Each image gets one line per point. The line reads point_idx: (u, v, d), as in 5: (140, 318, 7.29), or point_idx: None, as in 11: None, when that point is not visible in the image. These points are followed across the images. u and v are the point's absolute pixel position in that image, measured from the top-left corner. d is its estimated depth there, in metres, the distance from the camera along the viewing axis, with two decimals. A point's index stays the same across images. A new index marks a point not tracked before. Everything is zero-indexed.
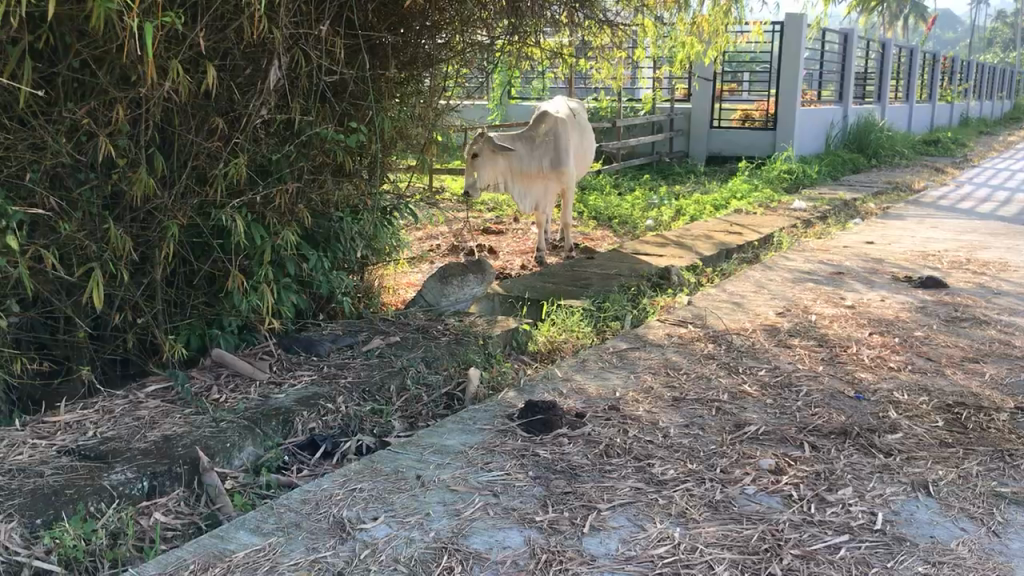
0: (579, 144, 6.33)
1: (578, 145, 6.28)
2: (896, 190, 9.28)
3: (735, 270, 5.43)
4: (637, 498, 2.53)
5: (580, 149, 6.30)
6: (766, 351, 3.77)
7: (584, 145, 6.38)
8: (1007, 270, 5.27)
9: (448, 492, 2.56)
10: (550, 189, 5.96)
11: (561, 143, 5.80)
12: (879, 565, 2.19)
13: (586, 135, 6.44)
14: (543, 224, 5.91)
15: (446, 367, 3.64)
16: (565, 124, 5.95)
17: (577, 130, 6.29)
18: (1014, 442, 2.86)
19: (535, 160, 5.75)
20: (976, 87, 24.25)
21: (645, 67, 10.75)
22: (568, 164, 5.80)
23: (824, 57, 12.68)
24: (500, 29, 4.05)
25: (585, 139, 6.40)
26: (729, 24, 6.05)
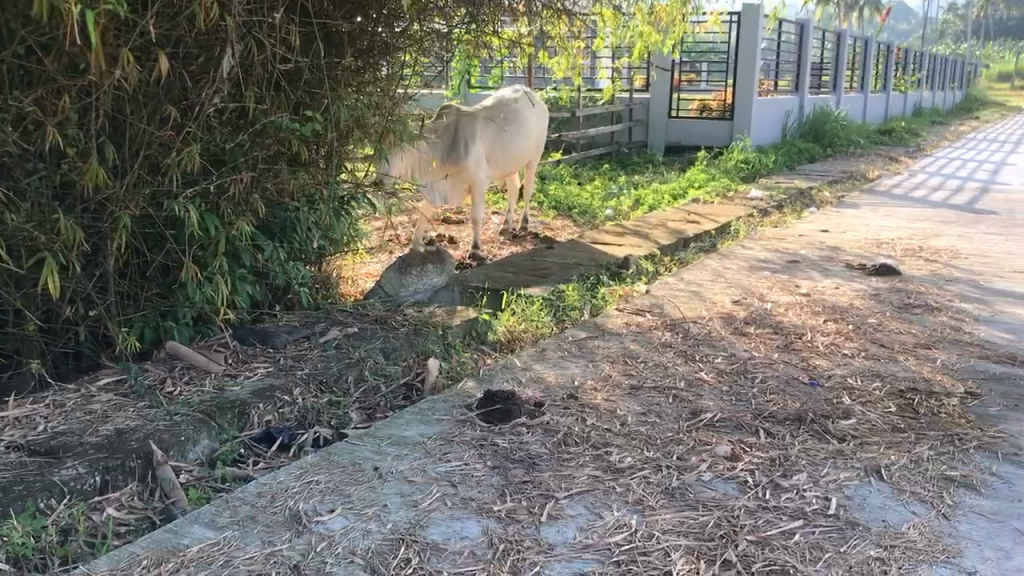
0: (499, 137, 5.80)
1: (496, 143, 5.78)
2: (853, 180, 9.39)
3: (693, 259, 5.48)
4: (595, 485, 2.54)
5: (496, 144, 5.77)
6: (721, 338, 3.80)
7: (508, 140, 5.92)
8: (958, 258, 5.36)
9: (405, 483, 2.54)
10: (456, 186, 5.46)
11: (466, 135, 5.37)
12: (833, 549, 2.21)
13: (514, 130, 5.96)
14: (462, 219, 5.36)
15: (405, 358, 3.62)
16: (471, 118, 5.53)
17: (494, 124, 5.77)
18: (964, 427, 2.91)
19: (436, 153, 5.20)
20: (929, 80, 24.67)
21: (604, 57, 10.73)
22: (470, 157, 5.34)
23: (781, 48, 12.78)
24: (457, 18, 4.12)
25: (507, 133, 5.88)
26: (686, 15, 6.05)
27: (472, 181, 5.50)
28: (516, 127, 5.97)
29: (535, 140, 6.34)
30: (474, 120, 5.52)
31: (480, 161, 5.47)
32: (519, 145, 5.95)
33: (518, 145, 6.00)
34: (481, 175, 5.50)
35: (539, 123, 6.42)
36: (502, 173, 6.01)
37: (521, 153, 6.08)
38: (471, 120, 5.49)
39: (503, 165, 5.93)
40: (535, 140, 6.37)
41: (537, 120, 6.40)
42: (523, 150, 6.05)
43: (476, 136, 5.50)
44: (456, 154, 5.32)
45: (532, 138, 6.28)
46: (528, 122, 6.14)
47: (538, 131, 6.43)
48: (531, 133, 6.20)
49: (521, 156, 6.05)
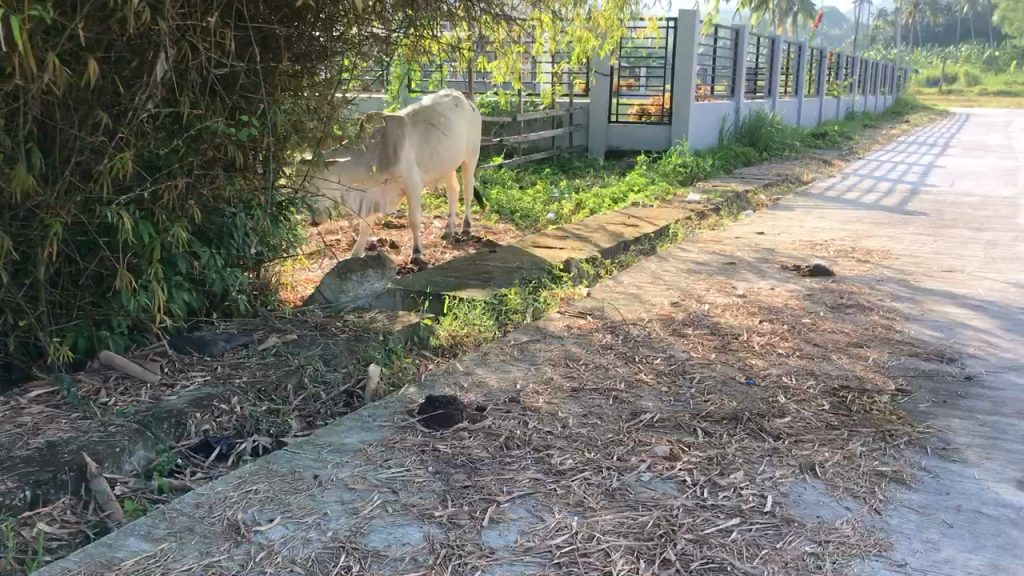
0: (431, 141, 5.63)
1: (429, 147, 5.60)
2: (787, 183, 9.57)
3: (633, 262, 5.53)
4: (536, 489, 2.55)
5: (429, 148, 5.59)
6: (661, 340, 3.84)
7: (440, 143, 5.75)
8: (889, 258, 5.50)
9: (346, 491, 2.53)
10: (389, 194, 5.29)
11: (397, 138, 5.19)
12: (769, 546, 2.25)
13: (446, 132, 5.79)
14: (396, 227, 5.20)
15: (345, 365, 3.59)
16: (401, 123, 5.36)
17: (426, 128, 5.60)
18: (895, 423, 2.98)
19: (364, 163, 5.03)
20: (860, 84, 25.25)
21: (543, 61, 10.78)
22: (400, 163, 5.17)
23: (717, 53, 12.97)
24: (396, 22, 4.10)
25: (440, 136, 5.70)
26: (625, 20, 6.15)
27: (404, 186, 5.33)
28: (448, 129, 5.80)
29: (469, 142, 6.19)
30: (403, 123, 5.34)
31: (411, 167, 5.29)
32: (453, 148, 5.78)
33: (451, 147, 5.83)
34: (414, 180, 5.33)
35: (474, 126, 6.27)
36: (437, 177, 5.84)
37: (456, 155, 5.91)
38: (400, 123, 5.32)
39: (437, 169, 5.77)
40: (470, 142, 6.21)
41: (471, 123, 6.25)
42: (458, 154, 5.89)
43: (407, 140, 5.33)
44: (386, 160, 5.14)
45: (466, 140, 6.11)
46: (462, 125, 5.99)
47: (474, 131, 6.27)
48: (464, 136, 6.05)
49: (455, 159, 5.89)
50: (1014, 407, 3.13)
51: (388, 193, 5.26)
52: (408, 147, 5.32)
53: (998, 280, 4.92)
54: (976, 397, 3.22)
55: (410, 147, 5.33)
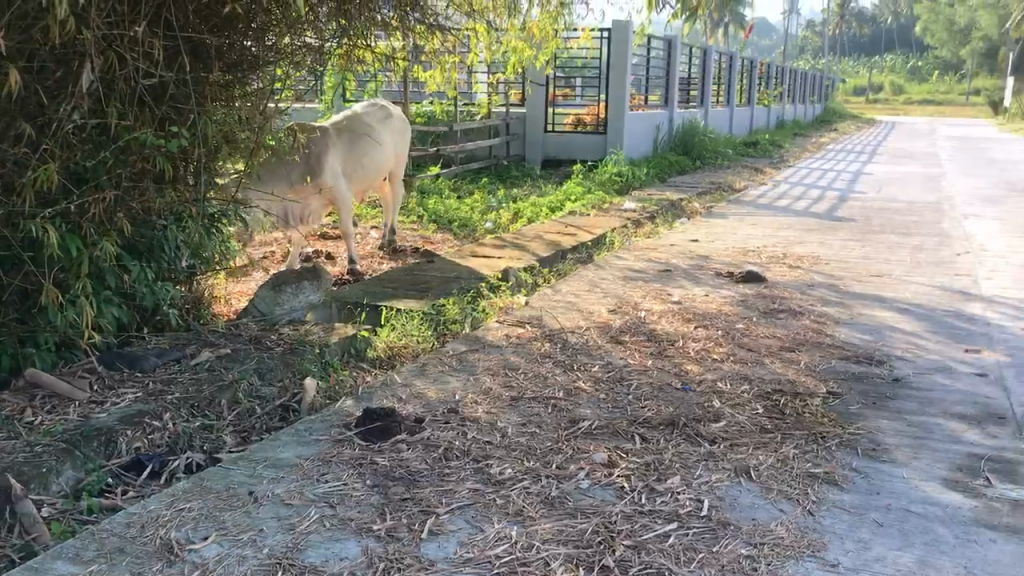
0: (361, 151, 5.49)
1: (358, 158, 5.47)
2: (720, 191, 9.72)
3: (571, 271, 5.55)
4: (475, 499, 2.54)
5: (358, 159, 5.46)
6: (598, 348, 3.86)
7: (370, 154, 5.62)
8: (819, 264, 5.62)
9: (282, 506, 2.49)
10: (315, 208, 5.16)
11: (322, 149, 5.05)
12: (706, 549, 2.28)
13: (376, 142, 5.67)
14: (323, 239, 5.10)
15: (280, 379, 3.54)
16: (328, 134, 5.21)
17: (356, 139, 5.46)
18: (827, 425, 3.04)
19: (289, 177, 4.89)
20: (790, 93, 25.78)
21: (479, 71, 10.79)
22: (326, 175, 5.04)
23: (651, 63, 13.13)
24: (329, 31, 4.10)
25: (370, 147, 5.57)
26: (559, 30, 6.22)
27: (331, 197, 5.20)
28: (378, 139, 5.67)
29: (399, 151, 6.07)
30: (328, 133, 5.19)
31: (338, 179, 5.16)
32: (383, 157, 5.66)
33: (381, 157, 5.71)
34: (341, 190, 5.19)
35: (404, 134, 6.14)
36: (365, 187, 5.72)
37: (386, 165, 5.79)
38: (324, 133, 5.17)
39: (366, 179, 5.65)
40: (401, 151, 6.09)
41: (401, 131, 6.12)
42: (387, 163, 5.77)
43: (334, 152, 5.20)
44: (313, 173, 5.00)
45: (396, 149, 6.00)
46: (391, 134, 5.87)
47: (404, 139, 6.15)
48: (394, 145, 5.93)
49: (384, 169, 5.76)
50: (940, 407, 3.22)
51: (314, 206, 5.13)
52: (334, 158, 5.18)
53: (923, 284, 5.06)
54: (903, 398, 3.30)
55: (336, 158, 5.20)
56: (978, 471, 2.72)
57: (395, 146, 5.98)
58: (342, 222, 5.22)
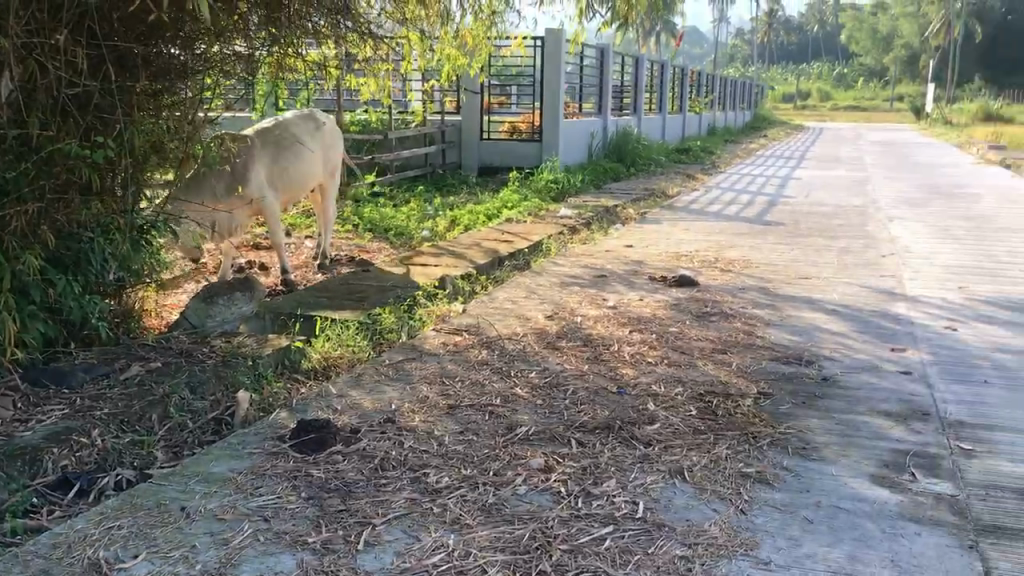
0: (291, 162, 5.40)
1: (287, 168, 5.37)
2: (654, 198, 9.84)
3: (508, 278, 5.56)
4: (412, 509, 2.53)
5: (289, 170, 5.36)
6: (535, 354, 3.88)
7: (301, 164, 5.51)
8: (750, 267, 5.72)
9: (215, 521, 2.45)
10: (242, 219, 5.06)
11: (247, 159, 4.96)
12: (641, 551, 2.30)
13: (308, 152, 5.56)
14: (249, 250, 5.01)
15: (213, 393, 3.48)
16: (255, 144, 5.11)
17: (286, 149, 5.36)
18: (758, 425, 3.10)
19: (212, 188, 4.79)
20: (721, 100, 26.22)
21: (413, 80, 10.77)
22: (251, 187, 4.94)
23: (585, 72, 13.25)
24: (258, 40, 4.09)
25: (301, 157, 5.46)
26: (492, 38, 6.26)
27: (259, 208, 5.10)
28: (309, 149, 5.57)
29: (332, 162, 5.97)
30: (254, 143, 5.09)
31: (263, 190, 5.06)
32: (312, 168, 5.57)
33: (312, 168, 5.61)
34: (268, 201, 5.10)
35: (337, 144, 6.03)
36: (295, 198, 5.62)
37: (315, 175, 5.69)
38: (251, 143, 5.06)
39: (297, 190, 5.55)
40: (334, 161, 5.99)
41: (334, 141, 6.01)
42: (316, 174, 5.67)
43: (262, 163, 5.10)
44: (238, 185, 4.91)
45: (328, 159, 5.90)
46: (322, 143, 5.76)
47: (337, 149, 6.05)
48: (325, 155, 5.83)
49: (314, 180, 5.66)
50: (867, 405, 3.30)
51: (240, 217, 5.03)
52: (261, 169, 5.08)
53: (850, 285, 5.19)
54: (831, 397, 3.38)
55: (262, 169, 5.11)
56: (904, 467, 2.79)
57: (327, 157, 5.89)
58: (270, 233, 5.14)
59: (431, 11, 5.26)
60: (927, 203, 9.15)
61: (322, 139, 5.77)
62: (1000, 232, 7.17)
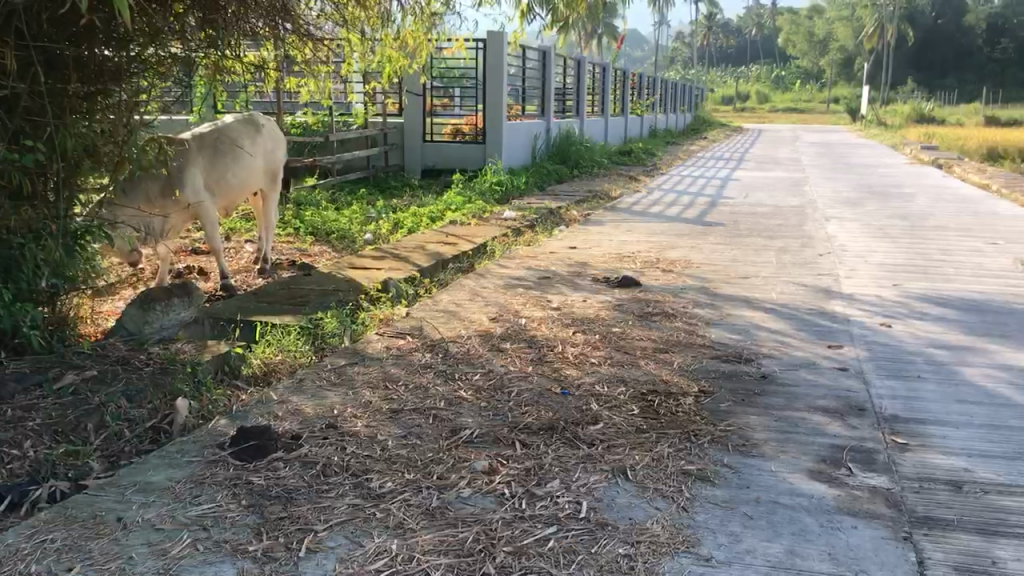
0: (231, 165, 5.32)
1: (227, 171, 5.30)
2: (597, 199, 9.90)
3: (452, 281, 5.55)
4: (354, 514, 2.51)
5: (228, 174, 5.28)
6: (479, 356, 3.88)
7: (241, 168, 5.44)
8: (691, 267, 5.79)
9: (153, 531, 2.40)
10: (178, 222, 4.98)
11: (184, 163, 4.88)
12: (585, 551, 2.31)
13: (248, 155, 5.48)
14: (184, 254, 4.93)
15: (151, 401, 3.41)
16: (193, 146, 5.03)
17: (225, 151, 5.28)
18: (699, 423, 3.13)
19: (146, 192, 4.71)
20: (662, 102, 26.49)
21: (355, 81, 10.69)
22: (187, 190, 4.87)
23: (528, 74, 13.28)
24: (195, 42, 4.03)
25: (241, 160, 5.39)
26: (433, 40, 6.26)
27: (197, 212, 5.02)
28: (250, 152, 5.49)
29: (273, 166, 5.90)
30: (192, 146, 5.01)
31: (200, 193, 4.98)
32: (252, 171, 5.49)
33: (252, 171, 5.53)
34: (206, 205, 5.02)
35: (279, 147, 5.96)
36: (235, 202, 5.55)
37: (256, 179, 5.62)
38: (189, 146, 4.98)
39: (237, 194, 5.47)
40: (276, 165, 5.92)
41: (276, 145, 5.93)
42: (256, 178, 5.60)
43: (199, 166, 5.02)
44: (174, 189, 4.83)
45: (269, 163, 5.83)
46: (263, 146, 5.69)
47: (280, 153, 5.97)
48: (266, 159, 5.75)
49: (254, 184, 5.59)
50: (805, 401, 3.36)
51: (177, 221, 4.95)
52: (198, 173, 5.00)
53: (788, 284, 5.27)
54: (770, 394, 3.43)
55: (201, 173, 5.03)
56: (841, 461, 2.84)
57: (268, 161, 5.81)
58: (207, 237, 5.06)
59: (372, 14, 5.28)
60: (861, 202, 9.35)
61: (263, 142, 5.69)
62: (932, 231, 7.35)
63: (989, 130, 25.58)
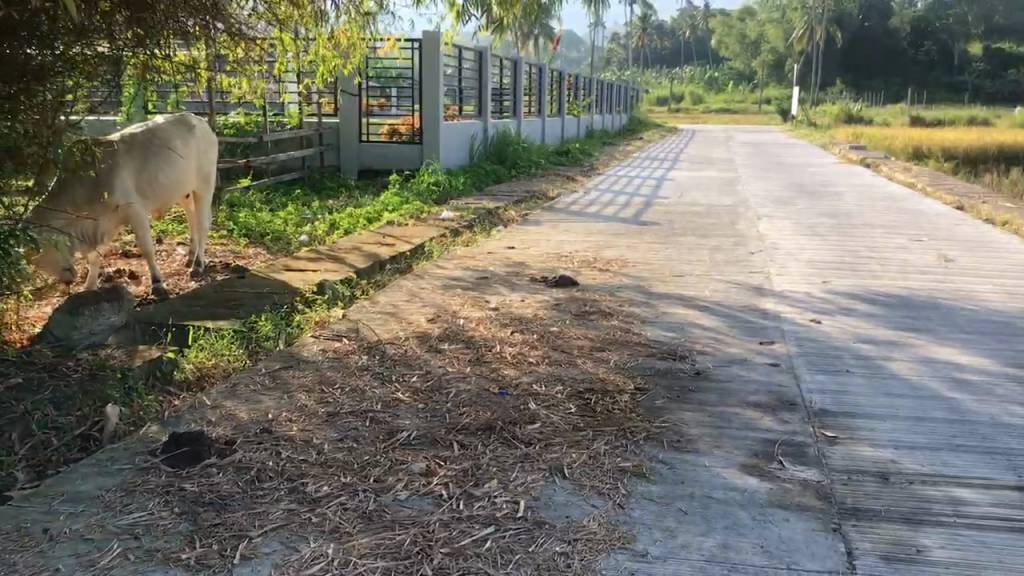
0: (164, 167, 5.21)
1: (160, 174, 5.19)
2: (535, 199, 9.94)
3: (389, 282, 5.52)
4: (290, 520, 2.48)
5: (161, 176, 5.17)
6: (417, 357, 3.87)
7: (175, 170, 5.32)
8: (628, 266, 5.84)
9: (82, 542, 2.35)
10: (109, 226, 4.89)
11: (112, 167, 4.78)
12: (522, 550, 2.32)
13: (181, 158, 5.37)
14: (111, 257, 4.83)
15: (80, 408, 3.32)
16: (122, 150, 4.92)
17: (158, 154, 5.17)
18: (635, 420, 3.17)
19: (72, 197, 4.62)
20: (598, 102, 26.69)
21: (289, 81, 10.56)
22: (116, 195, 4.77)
23: (465, 74, 13.27)
24: (123, 40, 3.96)
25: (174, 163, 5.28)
26: (367, 39, 6.22)
27: (127, 216, 4.92)
28: (182, 154, 5.38)
29: (206, 167, 5.79)
30: (121, 150, 4.90)
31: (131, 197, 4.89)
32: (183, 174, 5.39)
33: (184, 173, 5.42)
34: (136, 209, 4.93)
35: (211, 148, 5.84)
36: (167, 205, 5.43)
37: (188, 181, 5.51)
38: (117, 150, 4.87)
39: (169, 196, 5.36)
40: (208, 166, 5.81)
41: (207, 144, 5.81)
42: (188, 179, 5.50)
43: (130, 169, 4.91)
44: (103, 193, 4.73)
45: (201, 164, 5.71)
46: (194, 148, 5.57)
47: (211, 153, 5.85)
48: (197, 159, 5.64)
49: (186, 186, 5.48)
50: (738, 397, 3.42)
51: (107, 225, 4.85)
52: (128, 176, 4.90)
53: (722, 282, 5.35)
54: (705, 391, 3.48)
55: (131, 176, 4.92)
56: (772, 455, 2.90)
57: (200, 161, 5.70)
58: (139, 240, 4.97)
59: (305, 12, 5.24)
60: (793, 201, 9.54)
61: (195, 143, 5.57)
62: (861, 228, 7.53)
63: (916, 129, 26.25)
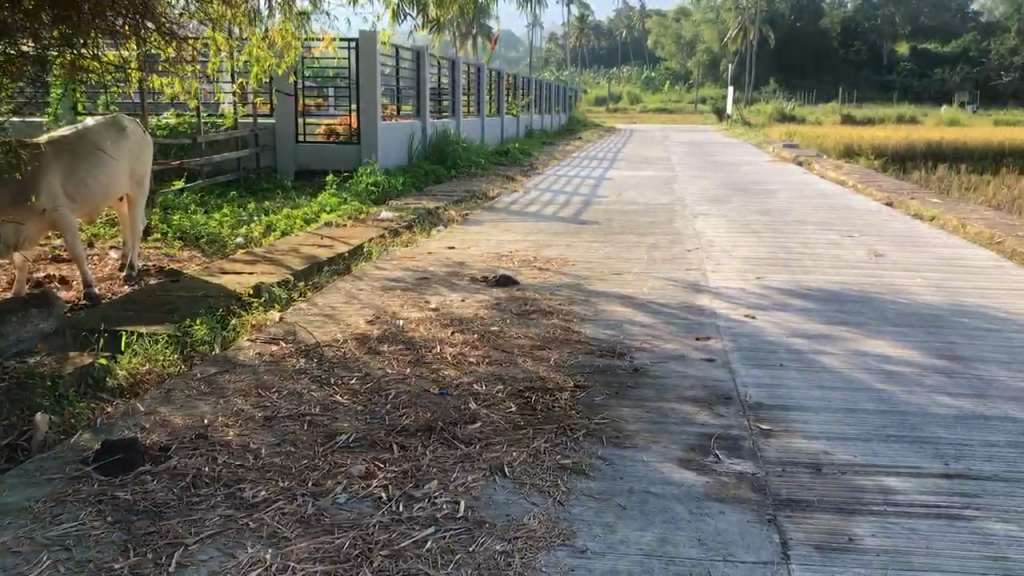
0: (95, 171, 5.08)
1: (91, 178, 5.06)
2: (475, 199, 9.93)
3: (327, 283, 5.47)
4: (227, 525, 2.45)
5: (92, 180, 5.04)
6: (355, 359, 3.84)
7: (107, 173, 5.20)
8: (567, 265, 5.88)
9: (9, 555, 2.28)
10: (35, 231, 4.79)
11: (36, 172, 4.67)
12: (463, 550, 2.32)
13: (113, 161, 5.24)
14: (37, 260, 4.74)
15: (7, 418, 3.24)
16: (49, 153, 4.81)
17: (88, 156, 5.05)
18: (574, 418, 3.19)
19: None
20: (537, 101, 26.75)
21: (223, 80, 10.41)
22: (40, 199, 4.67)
23: (403, 74, 13.22)
24: (48, 39, 3.86)
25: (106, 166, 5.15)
26: (303, 39, 6.15)
27: (55, 221, 4.81)
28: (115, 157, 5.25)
29: (140, 169, 5.65)
30: (47, 154, 4.78)
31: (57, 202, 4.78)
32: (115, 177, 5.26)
33: (116, 176, 5.30)
34: (63, 214, 4.81)
35: (145, 150, 5.71)
36: (100, 208, 5.31)
37: (120, 184, 5.38)
38: (43, 153, 4.76)
39: (102, 200, 5.24)
40: (142, 168, 5.68)
41: (142, 146, 5.67)
42: (121, 183, 5.37)
43: (57, 173, 4.80)
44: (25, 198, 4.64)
45: (135, 166, 5.58)
46: (127, 150, 5.44)
47: (145, 155, 5.71)
48: (130, 161, 5.50)
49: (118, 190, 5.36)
50: (675, 392, 3.46)
51: (32, 230, 4.75)
52: (55, 180, 4.78)
53: (660, 279, 5.42)
54: (642, 387, 3.52)
55: (58, 180, 4.80)
56: (709, 449, 2.94)
57: (134, 164, 5.57)
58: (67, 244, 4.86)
59: (238, 11, 5.16)
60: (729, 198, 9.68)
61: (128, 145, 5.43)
62: (795, 225, 7.68)
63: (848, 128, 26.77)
